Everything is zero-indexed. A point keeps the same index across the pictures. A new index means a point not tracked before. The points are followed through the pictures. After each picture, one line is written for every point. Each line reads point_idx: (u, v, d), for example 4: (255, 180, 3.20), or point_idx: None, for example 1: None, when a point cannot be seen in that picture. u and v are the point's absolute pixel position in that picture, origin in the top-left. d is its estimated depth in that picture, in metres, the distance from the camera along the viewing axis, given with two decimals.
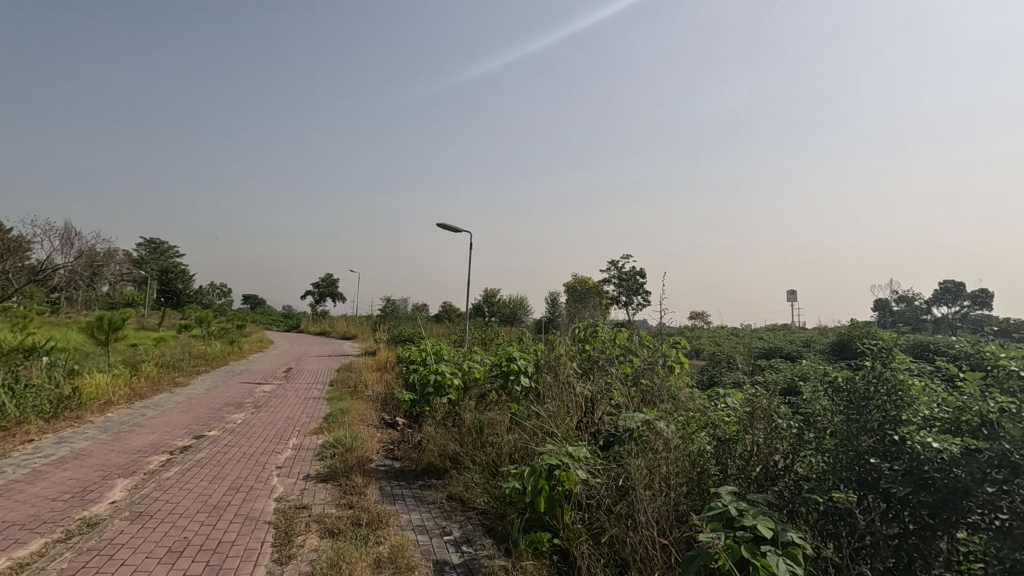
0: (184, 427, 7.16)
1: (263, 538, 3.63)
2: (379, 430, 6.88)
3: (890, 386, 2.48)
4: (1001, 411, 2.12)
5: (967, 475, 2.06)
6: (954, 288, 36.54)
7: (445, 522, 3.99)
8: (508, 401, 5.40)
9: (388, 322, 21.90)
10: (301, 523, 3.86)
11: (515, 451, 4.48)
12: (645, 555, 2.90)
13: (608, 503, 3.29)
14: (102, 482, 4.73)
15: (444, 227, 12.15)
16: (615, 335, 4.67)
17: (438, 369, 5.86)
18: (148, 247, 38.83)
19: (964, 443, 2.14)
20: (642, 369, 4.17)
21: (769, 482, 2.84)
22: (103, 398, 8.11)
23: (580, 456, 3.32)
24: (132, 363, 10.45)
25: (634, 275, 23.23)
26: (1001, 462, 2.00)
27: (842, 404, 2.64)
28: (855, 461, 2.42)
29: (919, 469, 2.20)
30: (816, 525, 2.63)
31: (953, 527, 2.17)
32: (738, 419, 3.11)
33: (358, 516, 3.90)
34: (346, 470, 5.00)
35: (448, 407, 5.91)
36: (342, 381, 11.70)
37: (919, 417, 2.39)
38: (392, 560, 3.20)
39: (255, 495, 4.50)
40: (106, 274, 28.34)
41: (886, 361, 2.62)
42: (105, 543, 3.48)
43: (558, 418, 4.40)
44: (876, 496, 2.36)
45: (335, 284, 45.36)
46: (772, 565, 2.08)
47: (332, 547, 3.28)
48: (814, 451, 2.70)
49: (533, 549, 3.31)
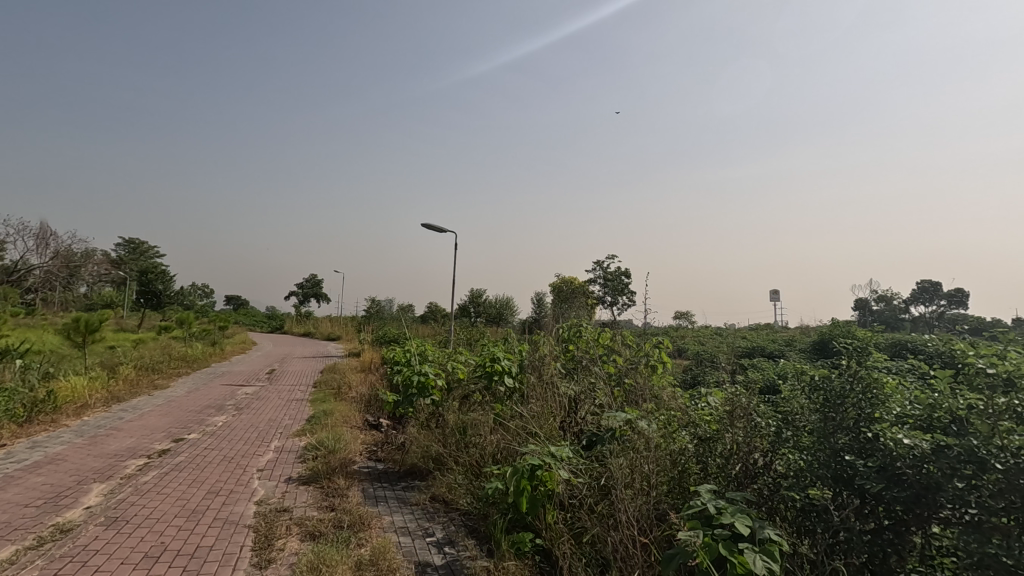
0: (163, 430, 7.04)
1: (243, 542, 3.59)
2: (363, 432, 6.86)
3: (865, 384, 2.54)
4: (970, 408, 2.18)
5: (938, 470, 2.10)
6: (932, 287, 37.23)
7: (428, 524, 3.98)
8: (492, 402, 5.40)
9: (372, 322, 21.77)
10: (282, 526, 3.81)
11: (498, 452, 4.49)
12: (625, 554, 2.89)
13: (590, 502, 3.30)
14: (77, 487, 4.63)
15: (429, 226, 12.12)
16: (598, 335, 4.67)
17: (422, 369, 5.85)
18: (128, 246, 38.22)
19: (935, 440, 2.19)
20: (626, 369, 4.25)
21: (748, 480, 2.90)
22: (79, 401, 7.96)
23: (562, 455, 3.33)
24: (110, 365, 10.25)
25: (620, 275, 23.40)
26: (970, 458, 2.04)
27: (817, 401, 2.68)
28: (831, 458, 2.47)
29: (892, 465, 2.25)
30: (793, 521, 2.66)
31: (926, 523, 2.21)
32: (719, 418, 3.16)
33: (339, 518, 3.87)
34: (328, 472, 4.97)
35: (432, 408, 5.90)
36: (326, 381, 11.68)
37: (892, 414, 2.44)
38: (374, 562, 3.19)
39: (235, 499, 4.44)
40: (83, 274, 27.89)
41: (860, 359, 2.69)
42: (79, 550, 3.42)
43: (542, 419, 4.37)
44: (851, 492, 2.40)
45: (320, 285, 44.97)
46: (749, 561, 2.11)
47: (312, 550, 3.25)
48: (791, 448, 2.74)
49: (515, 549, 3.30)
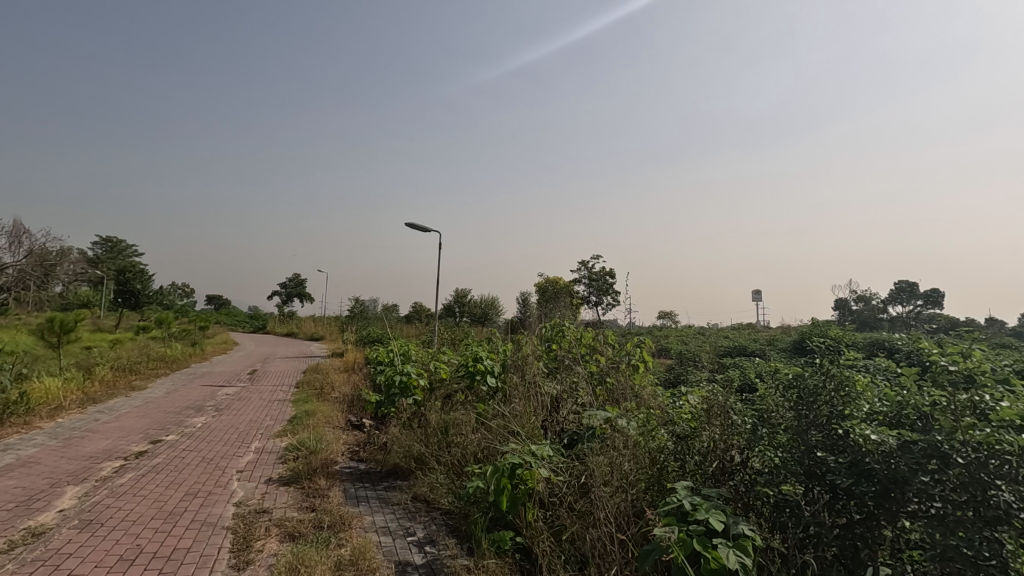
0: (140, 432, 6.93)
1: (221, 544, 3.55)
2: (346, 432, 6.82)
3: (837, 382, 2.60)
4: (934, 404, 2.25)
5: (903, 465, 2.16)
6: (908, 287, 38.02)
7: (409, 523, 3.98)
8: (474, 401, 5.41)
9: (356, 322, 21.61)
10: (261, 528, 3.78)
11: (479, 451, 4.49)
12: (603, 551, 2.93)
13: (569, 500, 3.33)
14: (50, 490, 4.55)
15: (413, 225, 12.04)
16: (581, 335, 4.72)
17: (404, 369, 5.84)
18: (105, 245, 37.40)
19: (901, 436, 2.26)
20: (608, 368, 4.29)
21: (725, 476, 2.95)
22: (53, 403, 7.80)
23: (542, 454, 3.37)
24: (86, 366, 10.06)
25: (604, 275, 23.51)
26: (933, 452, 2.10)
27: (791, 399, 2.74)
28: (805, 455, 2.52)
29: (862, 460, 2.31)
30: (768, 517, 2.71)
31: (895, 517, 2.27)
32: (697, 415, 3.22)
33: (319, 518, 3.86)
34: (309, 473, 4.94)
35: (414, 408, 5.89)
36: (309, 381, 11.60)
37: (862, 411, 2.51)
38: (353, 562, 3.18)
39: (213, 501, 4.39)
40: (58, 273, 27.30)
41: (832, 358, 2.76)
42: (51, 553, 3.36)
43: (523, 417, 4.40)
44: (822, 488, 2.46)
45: (303, 284, 44.45)
46: (723, 556, 2.15)
47: (290, 551, 3.23)
48: (767, 445, 2.79)
49: (495, 548, 3.32)
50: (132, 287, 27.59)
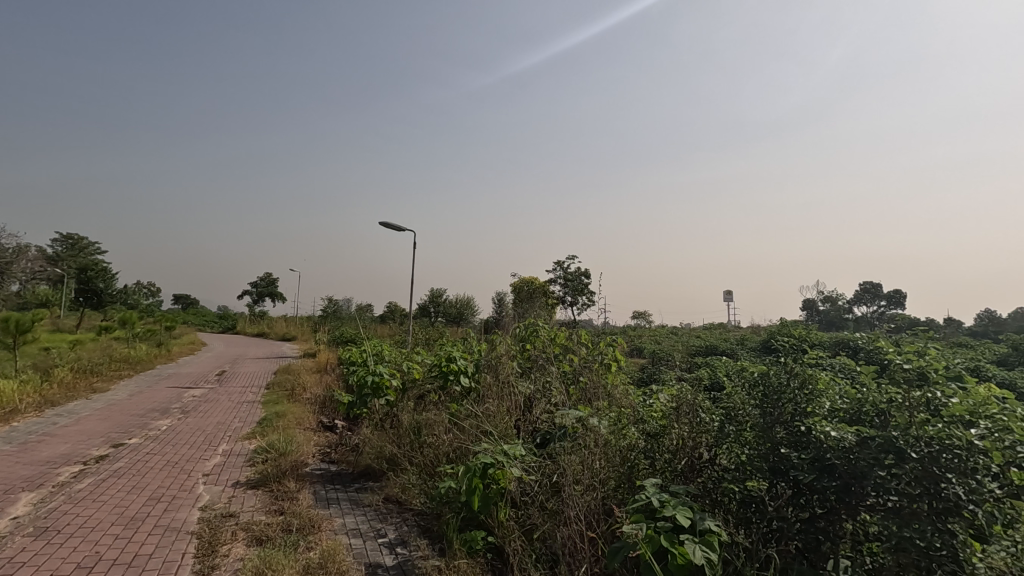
0: (100, 435, 6.70)
1: (185, 549, 3.47)
2: (317, 433, 6.72)
3: (800, 380, 2.67)
4: (891, 402, 2.34)
5: (862, 460, 2.22)
6: (872, 288, 39.26)
7: (380, 525, 3.94)
8: (447, 401, 5.37)
9: (329, 323, 21.28)
10: (227, 532, 3.69)
11: (452, 451, 4.47)
12: (573, 549, 2.95)
13: (541, 499, 3.34)
14: (2, 497, 4.36)
15: (387, 225, 11.94)
16: (554, 335, 4.75)
17: (377, 370, 5.79)
18: (65, 242, 36.07)
19: (859, 432, 2.33)
20: (581, 368, 4.35)
21: (694, 474, 3.00)
22: (8, 406, 7.49)
23: (514, 453, 3.38)
24: (43, 368, 9.68)
25: (579, 275, 23.62)
26: (889, 448, 2.18)
27: (756, 397, 2.80)
28: (770, 452, 2.59)
29: (823, 456, 2.37)
30: (733, 513, 2.77)
31: (855, 511, 2.32)
32: (666, 413, 3.28)
33: (288, 522, 3.79)
34: (278, 476, 4.85)
35: (386, 409, 5.84)
36: (280, 381, 11.40)
37: (823, 409, 2.58)
38: (322, 565, 3.13)
39: (177, 505, 4.27)
40: (15, 271, 26.21)
41: (796, 357, 2.84)
42: (3, 562, 3.23)
43: (496, 417, 4.39)
44: (785, 483, 2.53)
45: (274, 284, 43.52)
46: (689, 552, 2.19)
47: (257, 555, 3.17)
48: (734, 442, 2.84)
49: (467, 548, 3.31)
50: (93, 286, 26.55)
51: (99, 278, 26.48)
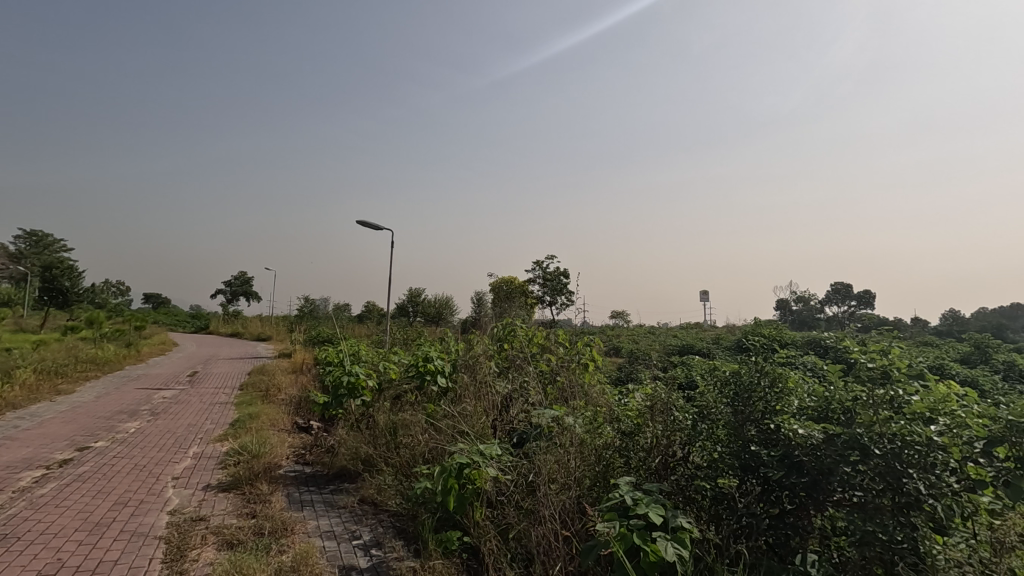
0: (64, 439, 6.49)
1: (152, 555, 3.39)
2: (291, 435, 6.62)
3: (771, 378, 2.73)
4: (856, 400, 2.40)
5: (828, 457, 2.27)
6: (843, 290, 40.22)
7: (355, 527, 3.90)
8: (424, 402, 5.34)
9: (305, 323, 20.98)
10: (196, 536, 3.62)
11: (428, 451, 4.45)
12: (548, 548, 2.94)
13: (517, 498, 3.34)
14: None
15: (364, 224, 11.81)
16: (532, 335, 4.78)
17: (353, 370, 5.74)
18: (30, 239, 34.90)
19: (825, 429, 2.38)
20: (559, 367, 4.39)
21: (667, 471, 3.04)
22: None
23: (490, 453, 3.39)
24: (4, 369, 9.34)
25: (558, 275, 23.64)
26: (854, 444, 2.23)
27: (728, 395, 2.85)
28: (741, 449, 2.64)
29: (792, 453, 2.42)
30: (705, 510, 2.82)
31: (823, 506, 2.37)
32: (641, 412, 3.31)
33: (260, 525, 3.73)
34: (250, 478, 4.76)
35: (362, 410, 5.78)
36: (254, 382, 11.20)
37: (792, 407, 2.64)
38: (295, 568, 3.09)
39: (145, 509, 4.17)
40: None
41: (766, 356, 2.89)
42: None
43: (473, 417, 4.39)
44: (754, 480, 2.59)
45: (248, 283, 42.75)
46: (661, 549, 2.22)
47: (227, 559, 3.11)
48: (706, 440, 2.89)
49: (443, 548, 3.30)
50: (59, 284, 25.73)
51: (65, 276, 25.68)
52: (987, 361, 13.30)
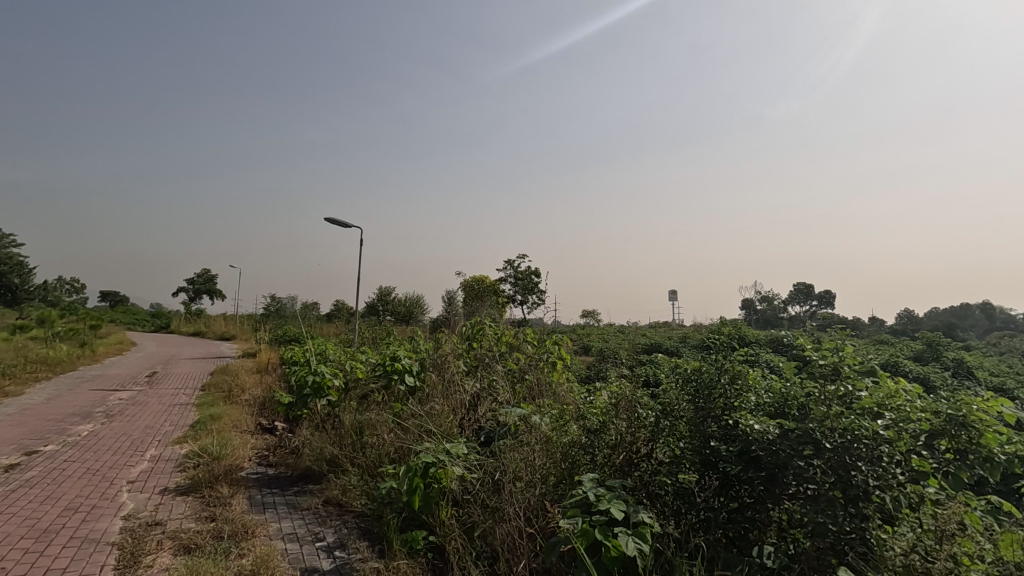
0: (10, 443, 6.19)
1: (104, 561, 3.27)
2: (254, 436, 6.47)
3: (731, 375, 2.82)
4: (809, 396, 2.49)
5: (782, 451, 2.34)
6: (804, 291, 41.45)
7: (319, 528, 3.84)
8: (391, 401, 5.25)
9: (271, 322, 20.52)
10: (151, 542, 3.50)
11: (394, 451, 4.41)
12: (512, 545, 2.95)
13: (483, 496, 3.33)
14: None
15: (331, 221, 11.62)
16: (501, 334, 4.82)
17: (318, 369, 5.65)
18: None
19: (780, 424, 2.44)
20: (527, 366, 4.46)
21: (631, 468, 3.07)
22: None
23: (456, 452, 3.38)
24: None
25: (529, 276, 23.66)
26: (807, 439, 2.30)
27: (689, 392, 2.90)
28: (702, 445, 2.70)
29: (749, 448, 2.50)
30: (667, 505, 2.88)
31: (779, 500, 2.44)
32: (605, 410, 3.34)
33: (220, 528, 3.64)
34: (211, 481, 4.63)
35: (328, 410, 5.64)
36: (217, 382, 10.91)
37: (750, 403, 2.72)
38: (255, 571, 3.03)
39: (98, 515, 4.02)
40: None
41: (725, 353, 2.97)
42: None
43: (440, 417, 4.33)
44: (713, 475, 2.67)
45: (212, 282, 41.58)
46: (622, 544, 2.27)
47: (184, 564, 3.03)
48: (670, 437, 2.96)
49: (408, 548, 3.28)
50: (7, 281, 24.55)
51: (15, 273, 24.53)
52: (938, 360, 13.83)
